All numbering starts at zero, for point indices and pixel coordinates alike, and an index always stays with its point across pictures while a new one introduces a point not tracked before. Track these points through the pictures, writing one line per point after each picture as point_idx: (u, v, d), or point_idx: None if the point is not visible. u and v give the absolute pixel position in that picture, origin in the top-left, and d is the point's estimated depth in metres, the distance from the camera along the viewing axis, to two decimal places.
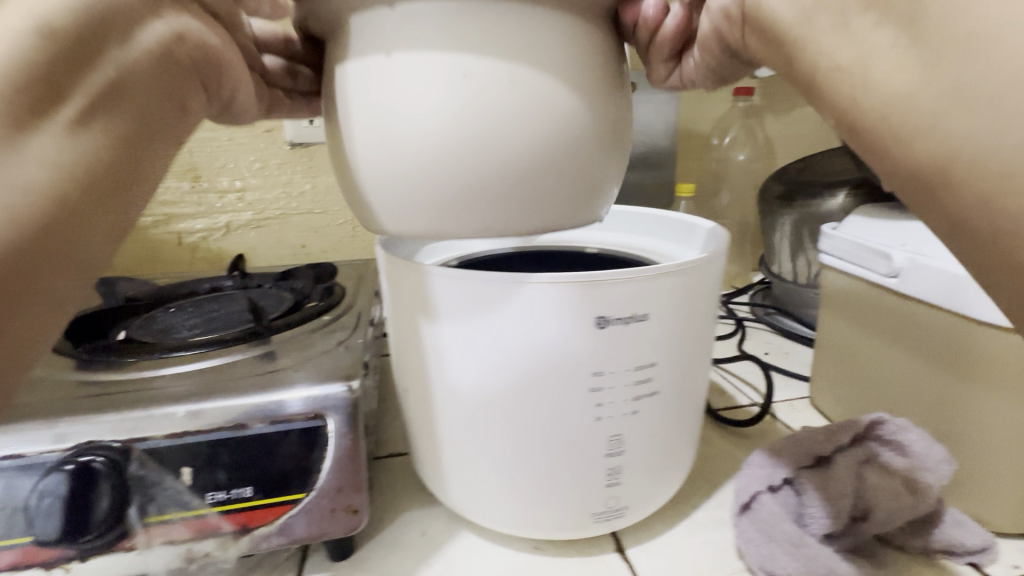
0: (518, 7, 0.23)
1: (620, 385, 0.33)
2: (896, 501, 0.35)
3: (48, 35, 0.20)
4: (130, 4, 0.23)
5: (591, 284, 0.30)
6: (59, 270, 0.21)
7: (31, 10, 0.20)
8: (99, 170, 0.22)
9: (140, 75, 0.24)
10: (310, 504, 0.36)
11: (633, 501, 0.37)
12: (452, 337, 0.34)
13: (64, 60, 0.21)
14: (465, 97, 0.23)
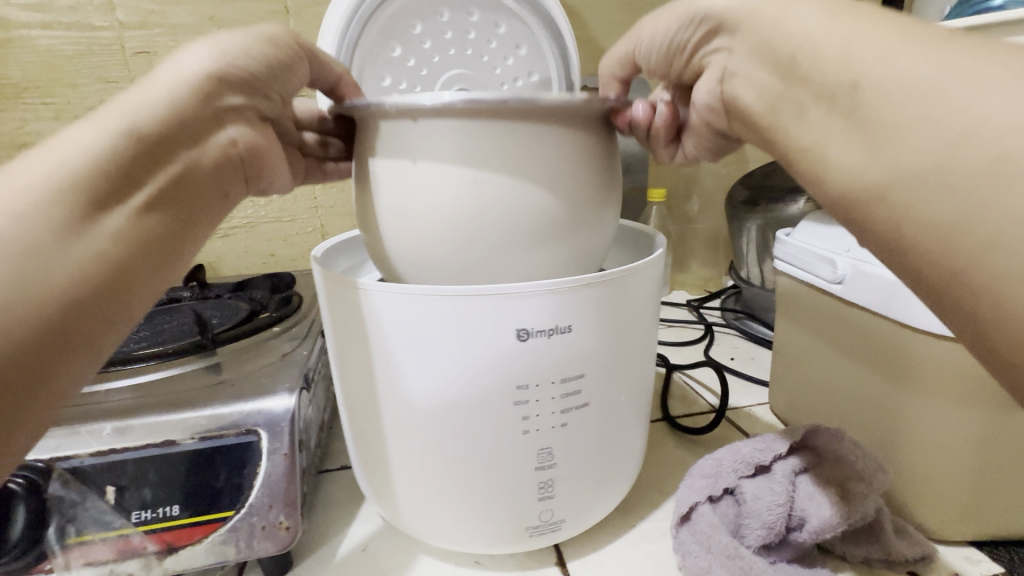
0: (520, 132, 0.30)
1: (547, 398, 0.33)
2: (830, 509, 0.34)
3: (134, 136, 0.28)
4: (201, 117, 0.31)
5: (509, 297, 0.30)
6: (112, 319, 0.26)
7: (124, 119, 0.28)
8: (158, 243, 0.28)
9: (199, 167, 0.31)
10: (240, 523, 0.35)
11: (569, 514, 0.36)
12: (399, 348, 0.32)
13: (143, 158, 0.28)
14: (474, 199, 0.30)
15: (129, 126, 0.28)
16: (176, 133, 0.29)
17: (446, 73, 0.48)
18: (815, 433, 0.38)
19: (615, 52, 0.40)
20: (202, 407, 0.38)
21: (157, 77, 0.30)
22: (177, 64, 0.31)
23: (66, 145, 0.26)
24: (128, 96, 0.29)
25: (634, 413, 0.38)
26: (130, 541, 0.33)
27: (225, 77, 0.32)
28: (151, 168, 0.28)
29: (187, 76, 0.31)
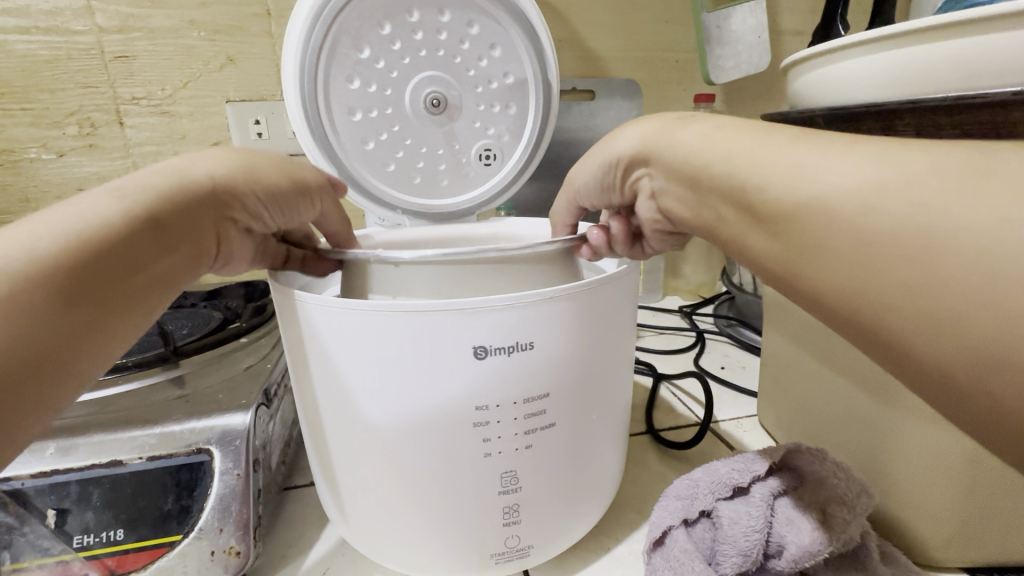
0: (508, 270, 0.31)
1: (508, 420, 0.30)
2: (808, 535, 0.32)
3: (144, 218, 0.27)
4: (208, 211, 0.30)
5: (462, 313, 0.27)
6: (48, 390, 0.24)
7: (148, 196, 0.27)
8: (120, 321, 0.26)
9: (187, 256, 0.29)
10: (188, 548, 0.33)
11: (537, 539, 0.34)
12: (347, 368, 0.30)
13: (142, 241, 0.26)
14: None
15: (143, 202, 0.27)
16: (186, 218, 0.28)
17: (418, 75, 0.47)
18: (796, 453, 0.36)
19: (558, 203, 0.40)
20: (154, 425, 0.37)
21: (189, 162, 0.30)
22: (206, 157, 0.31)
23: (77, 209, 0.26)
24: (149, 173, 0.28)
25: (609, 432, 0.36)
26: (70, 567, 0.31)
27: (254, 187, 0.31)
28: (146, 251, 0.27)
29: (213, 177, 0.30)
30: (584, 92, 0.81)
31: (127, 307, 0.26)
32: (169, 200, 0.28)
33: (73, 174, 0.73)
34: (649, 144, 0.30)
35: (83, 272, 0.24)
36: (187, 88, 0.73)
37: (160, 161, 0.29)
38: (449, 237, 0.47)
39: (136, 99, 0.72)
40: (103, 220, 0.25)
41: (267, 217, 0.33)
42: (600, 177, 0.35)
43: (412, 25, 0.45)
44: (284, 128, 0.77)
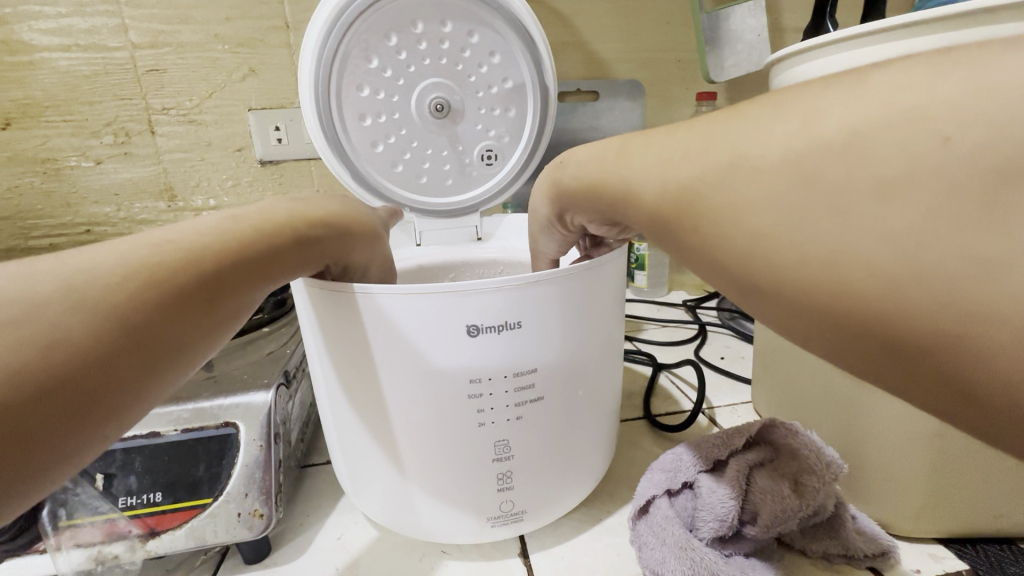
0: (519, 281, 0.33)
1: (500, 393, 0.33)
2: (781, 504, 0.35)
3: (273, 224, 0.29)
4: (333, 236, 0.33)
5: (456, 294, 0.30)
6: (168, 358, 0.24)
7: (291, 212, 0.31)
8: (228, 305, 0.26)
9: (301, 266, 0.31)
10: (218, 509, 0.37)
11: (530, 505, 0.37)
12: (353, 345, 0.33)
13: (271, 243, 0.29)
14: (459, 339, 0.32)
15: (287, 225, 0.30)
16: (316, 246, 0.32)
17: (423, 82, 0.50)
18: (772, 428, 0.39)
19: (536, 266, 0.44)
20: (187, 401, 0.40)
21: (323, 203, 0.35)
22: (331, 205, 0.35)
23: (238, 214, 0.29)
24: (297, 205, 0.32)
25: (597, 410, 0.38)
26: (116, 524, 0.36)
27: (357, 232, 0.36)
28: (271, 255, 0.28)
29: (336, 221, 0.34)
30: (587, 93, 0.84)
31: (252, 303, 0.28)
32: (306, 229, 0.31)
33: (110, 180, 0.79)
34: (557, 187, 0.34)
35: (233, 269, 0.26)
36: (212, 98, 0.78)
37: (302, 199, 0.34)
38: (443, 259, 0.53)
39: (167, 109, 0.77)
40: (250, 226, 0.28)
41: (360, 257, 0.36)
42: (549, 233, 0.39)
43: (418, 35, 0.49)
44: (303, 134, 0.82)
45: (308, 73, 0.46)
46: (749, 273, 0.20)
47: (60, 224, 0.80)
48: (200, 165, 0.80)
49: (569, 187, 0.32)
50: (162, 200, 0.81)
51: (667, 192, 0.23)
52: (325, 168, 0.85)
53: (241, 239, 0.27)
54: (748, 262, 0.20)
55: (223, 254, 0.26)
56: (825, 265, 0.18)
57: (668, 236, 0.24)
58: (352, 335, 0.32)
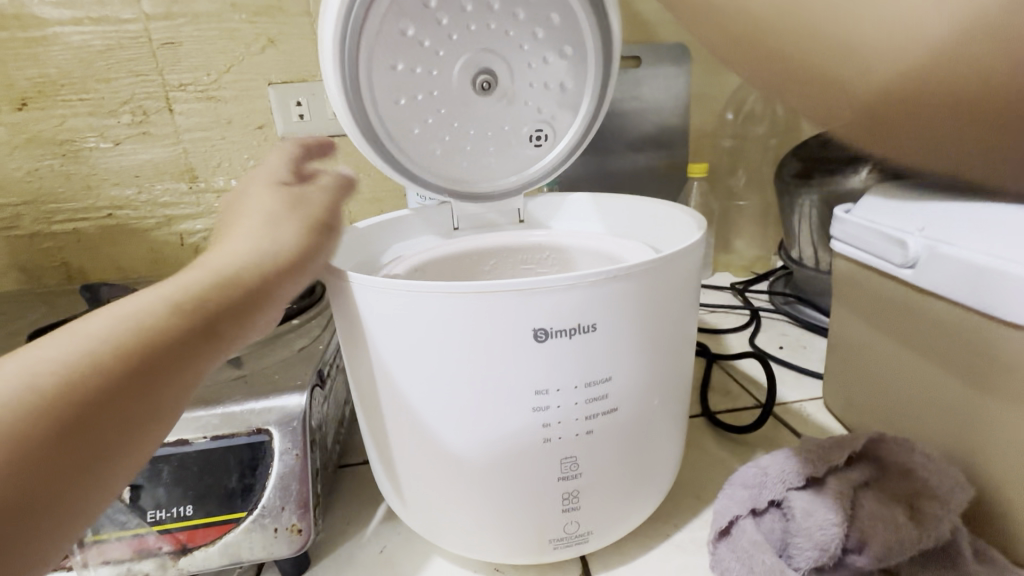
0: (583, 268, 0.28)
1: (570, 404, 0.29)
2: (896, 535, 0.30)
3: (164, 308, 0.23)
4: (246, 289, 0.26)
5: (521, 294, 0.26)
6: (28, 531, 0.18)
7: (181, 286, 0.24)
8: (96, 434, 0.20)
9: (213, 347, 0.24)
10: (253, 524, 0.34)
11: (597, 525, 0.33)
12: (398, 351, 0.29)
13: (154, 336, 0.22)
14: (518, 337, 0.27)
15: (176, 309, 0.23)
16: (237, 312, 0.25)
17: (467, 53, 0.44)
18: (880, 442, 0.35)
19: None
20: (215, 405, 0.37)
21: (235, 246, 0.28)
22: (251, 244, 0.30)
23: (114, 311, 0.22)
24: (200, 275, 0.25)
25: (672, 419, 0.34)
26: (145, 540, 0.33)
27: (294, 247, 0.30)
28: (155, 352, 0.22)
29: (274, 254, 0.29)
30: (629, 59, 0.76)
31: (148, 430, 0.22)
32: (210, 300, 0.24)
33: (129, 161, 0.75)
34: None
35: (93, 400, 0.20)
36: (231, 72, 0.73)
37: (210, 260, 0.27)
38: (479, 246, 0.48)
39: (184, 85, 0.73)
40: (120, 323, 0.22)
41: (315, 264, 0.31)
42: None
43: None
44: (326, 109, 0.77)
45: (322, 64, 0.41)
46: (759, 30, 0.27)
47: (82, 208, 0.77)
48: (220, 144, 0.76)
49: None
50: (183, 181, 0.77)
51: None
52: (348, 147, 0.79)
53: (106, 347, 0.21)
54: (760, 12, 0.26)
55: (77, 383, 0.20)
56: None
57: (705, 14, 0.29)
58: (397, 339, 0.28)
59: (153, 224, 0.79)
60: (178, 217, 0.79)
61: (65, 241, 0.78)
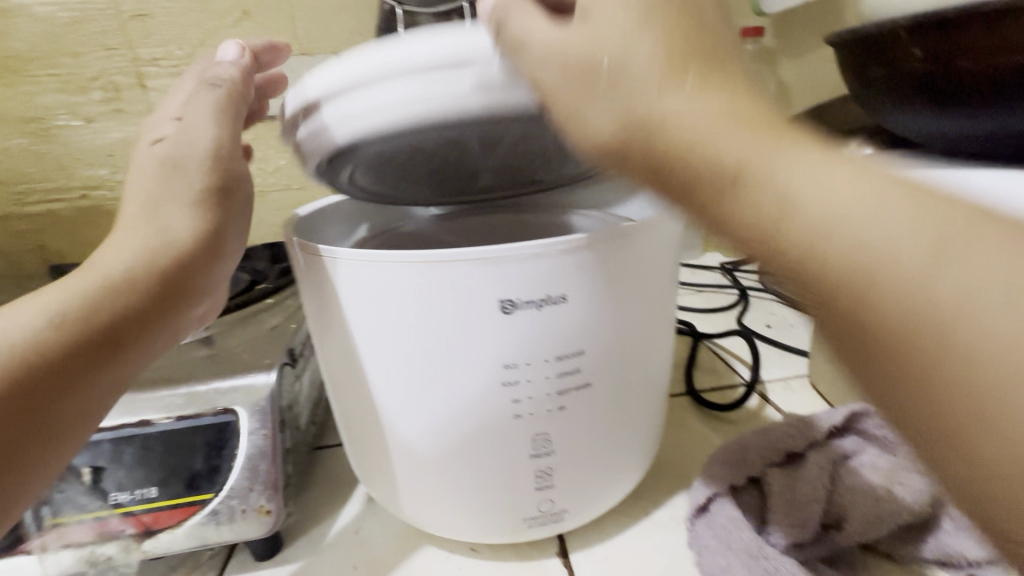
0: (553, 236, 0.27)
1: (540, 379, 0.28)
2: (872, 509, 0.30)
3: (59, 322, 0.25)
4: (144, 300, 0.27)
5: (486, 263, 0.25)
6: None
7: (68, 293, 0.26)
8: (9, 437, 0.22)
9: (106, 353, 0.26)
10: (219, 506, 0.33)
11: (573, 503, 0.32)
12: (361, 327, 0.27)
13: (58, 346, 0.24)
14: None
15: (62, 318, 0.25)
16: (156, 300, 0.28)
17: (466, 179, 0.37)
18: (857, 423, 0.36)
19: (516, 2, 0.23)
20: (180, 385, 0.35)
21: (131, 233, 0.29)
22: (149, 213, 0.30)
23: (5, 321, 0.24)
24: (85, 286, 0.26)
25: (651, 396, 0.33)
26: (108, 523, 0.32)
27: (201, 216, 0.30)
28: (54, 366, 0.24)
29: (178, 239, 0.29)
30: None
31: (83, 412, 0.25)
32: (123, 289, 0.27)
33: (102, 140, 0.72)
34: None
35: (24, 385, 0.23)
36: (205, 47, 0.70)
37: (99, 260, 0.28)
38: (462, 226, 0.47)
39: (156, 60, 0.70)
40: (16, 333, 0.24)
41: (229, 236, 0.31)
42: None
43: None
44: None
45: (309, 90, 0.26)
46: (851, 298, 0.15)
47: (57, 188, 0.73)
48: None
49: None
50: None
51: (723, 145, 0.17)
52: None
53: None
54: (839, 267, 0.15)
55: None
56: (975, 271, 0.13)
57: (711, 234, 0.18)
58: (359, 314, 0.27)
59: None
60: None
61: (41, 223, 0.74)
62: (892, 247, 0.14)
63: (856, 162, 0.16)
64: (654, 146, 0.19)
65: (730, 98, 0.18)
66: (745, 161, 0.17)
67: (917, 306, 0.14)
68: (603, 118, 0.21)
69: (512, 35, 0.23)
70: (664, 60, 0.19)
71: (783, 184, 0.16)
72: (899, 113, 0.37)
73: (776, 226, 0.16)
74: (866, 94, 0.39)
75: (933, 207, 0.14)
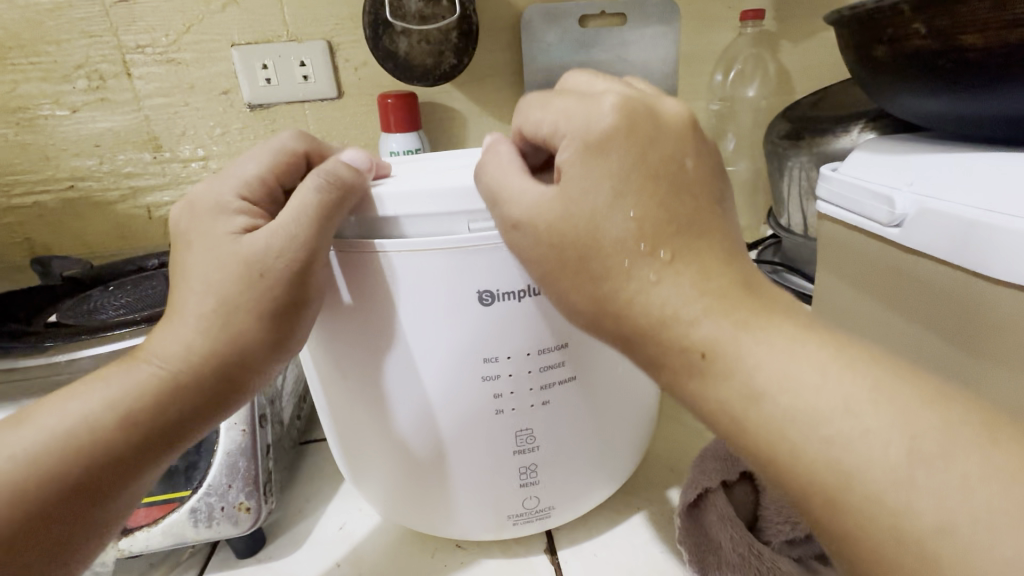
0: None
1: (522, 373, 0.27)
2: None
3: (115, 429, 0.24)
4: (199, 401, 0.25)
5: (459, 252, 0.25)
6: None
7: (124, 388, 0.24)
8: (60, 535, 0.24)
9: (156, 452, 0.25)
10: (197, 504, 0.32)
11: (559, 500, 0.31)
12: (343, 326, 0.27)
13: (115, 455, 0.24)
14: (462, 304, 0.26)
15: (120, 420, 0.24)
16: (205, 405, 0.26)
17: None
18: None
19: (496, 160, 0.25)
20: None
21: (194, 304, 0.25)
22: (209, 309, 0.25)
23: (69, 413, 0.24)
24: (145, 376, 0.25)
25: (641, 391, 0.32)
26: None
27: (264, 323, 0.25)
28: (109, 474, 0.24)
29: (243, 324, 0.25)
30: (613, 15, 0.65)
31: (120, 506, 0.25)
32: (169, 397, 0.25)
33: (88, 131, 0.67)
34: (593, 151, 0.23)
35: (63, 500, 0.23)
36: (191, 32, 0.64)
37: (164, 332, 0.26)
38: None
39: (142, 47, 0.64)
40: (76, 438, 0.23)
41: (296, 339, 0.27)
42: (572, 103, 0.25)
43: (514, 121, 0.28)
44: (293, 73, 0.67)
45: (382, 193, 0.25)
46: (831, 498, 0.19)
47: (41, 180, 0.69)
48: (185, 111, 0.67)
49: (571, 157, 0.23)
50: (146, 150, 0.69)
51: (705, 331, 0.21)
52: (320, 113, 0.69)
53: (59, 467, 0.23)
54: (822, 477, 0.19)
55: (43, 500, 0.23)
56: (930, 472, 0.18)
57: (674, 397, 0.23)
58: (340, 312, 0.27)
59: (117, 196, 0.71)
60: (145, 188, 0.71)
61: (26, 216, 0.70)
62: (862, 449, 0.18)
63: (837, 358, 0.20)
64: (627, 321, 0.23)
65: (704, 275, 0.22)
66: (723, 352, 0.21)
67: (884, 499, 0.18)
68: (574, 296, 0.24)
69: (488, 190, 0.25)
70: (635, 237, 0.22)
71: (764, 386, 0.20)
72: (909, 95, 0.35)
73: (763, 423, 0.20)
74: (869, 76, 0.38)
75: (909, 413, 0.19)
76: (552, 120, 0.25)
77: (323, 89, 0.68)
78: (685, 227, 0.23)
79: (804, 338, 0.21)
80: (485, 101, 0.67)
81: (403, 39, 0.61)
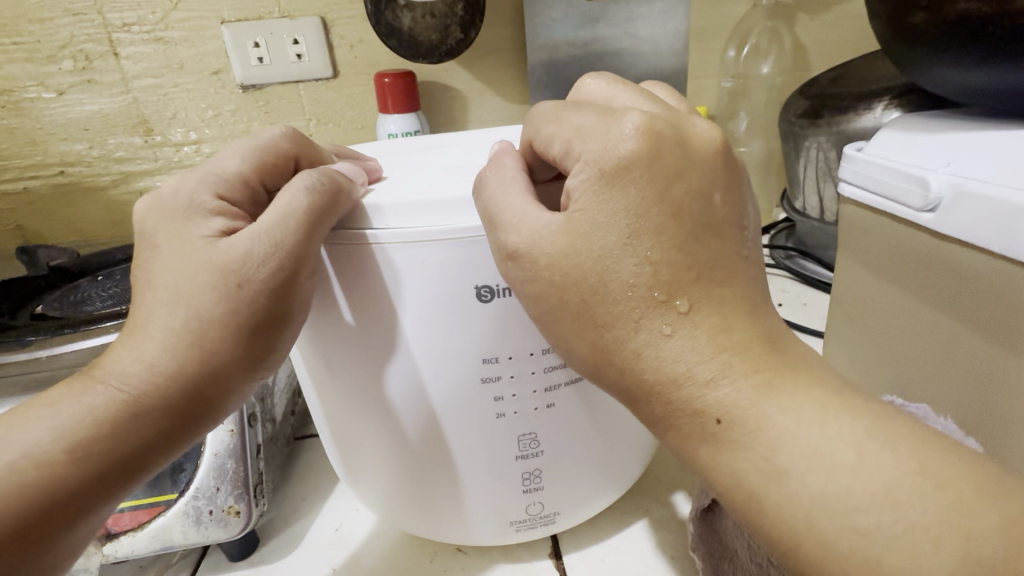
0: None
1: (524, 375, 0.25)
2: None
3: (72, 459, 0.22)
4: (164, 426, 0.23)
5: (455, 244, 0.23)
6: None
7: (80, 415, 0.22)
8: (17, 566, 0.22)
9: (121, 478, 0.23)
10: (185, 507, 0.31)
11: (564, 505, 0.30)
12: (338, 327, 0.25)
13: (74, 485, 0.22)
14: (458, 303, 0.24)
15: (75, 451, 0.22)
16: (171, 430, 0.23)
17: None
18: None
19: (496, 184, 0.23)
20: None
21: (158, 318, 0.23)
22: (176, 325, 0.23)
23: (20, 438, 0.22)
24: (101, 401, 0.23)
25: None
26: None
27: (238, 339, 0.23)
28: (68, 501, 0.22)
29: (210, 338, 0.23)
30: None
31: (86, 532, 0.24)
32: (132, 421, 0.23)
33: (75, 114, 0.65)
34: (610, 173, 0.21)
35: (16, 535, 0.21)
36: (179, 8, 0.61)
37: (123, 351, 0.23)
38: None
39: (128, 25, 0.61)
40: (26, 469, 0.21)
41: (276, 353, 0.25)
42: (590, 118, 0.22)
43: (522, 131, 0.25)
44: (285, 52, 0.64)
45: (376, 203, 0.23)
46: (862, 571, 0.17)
47: (29, 166, 0.67)
48: (175, 92, 0.65)
49: (583, 183, 0.21)
50: (136, 134, 0.66)
51: (720, 395, 0.19)
52: (314, 93, 0.66)
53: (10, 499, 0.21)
54: (852, 550, 0.17)
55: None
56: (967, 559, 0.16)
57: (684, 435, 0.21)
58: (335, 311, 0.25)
59: (108, 182, 0.68)
60: (135, 173, 0.68)
61: (15, 203, 0.68)
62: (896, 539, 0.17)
63: (871, 428, 0.19)
64: (635, 376, 0.21)
65: (722, 330, 0.20)
66: (741, 420, 0.19)
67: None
68: (579, 345, 0.22)
69: (486, 210, 0.22)
70: (649, 284, 0.20)
71: (789, 462, 0.18)
72: (946, 67, 0.32)
73: (788, 500, 0.18)
74: (903, 46, 0.35)
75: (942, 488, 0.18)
76: (564, 136, 0.22)
77: (317, 69, 0.65)
78: (704, 274, 0.20)
79: (836, 410, 0.19)
80: (487, 79, 0.64)
81: (406, 13, 0.57)
